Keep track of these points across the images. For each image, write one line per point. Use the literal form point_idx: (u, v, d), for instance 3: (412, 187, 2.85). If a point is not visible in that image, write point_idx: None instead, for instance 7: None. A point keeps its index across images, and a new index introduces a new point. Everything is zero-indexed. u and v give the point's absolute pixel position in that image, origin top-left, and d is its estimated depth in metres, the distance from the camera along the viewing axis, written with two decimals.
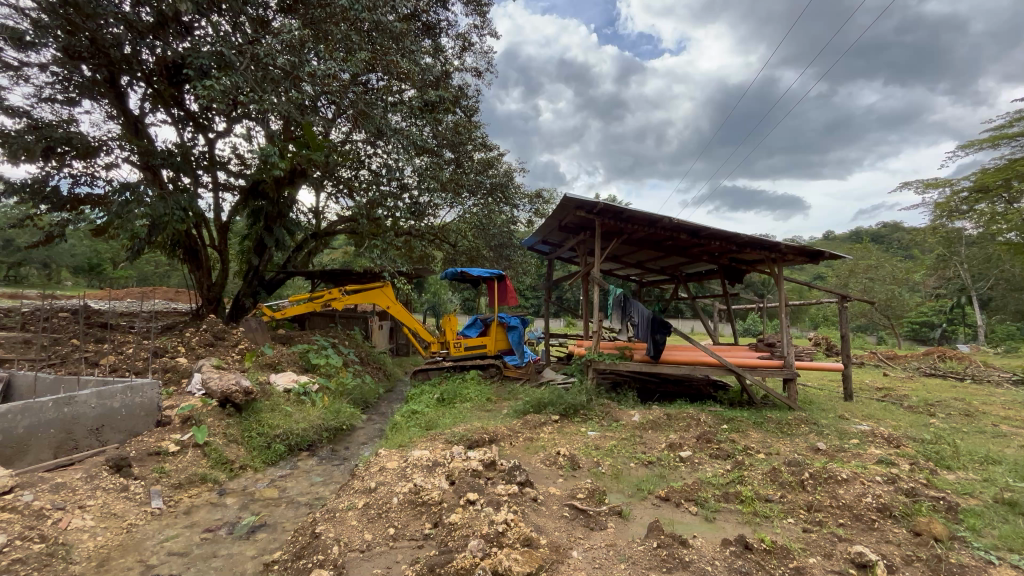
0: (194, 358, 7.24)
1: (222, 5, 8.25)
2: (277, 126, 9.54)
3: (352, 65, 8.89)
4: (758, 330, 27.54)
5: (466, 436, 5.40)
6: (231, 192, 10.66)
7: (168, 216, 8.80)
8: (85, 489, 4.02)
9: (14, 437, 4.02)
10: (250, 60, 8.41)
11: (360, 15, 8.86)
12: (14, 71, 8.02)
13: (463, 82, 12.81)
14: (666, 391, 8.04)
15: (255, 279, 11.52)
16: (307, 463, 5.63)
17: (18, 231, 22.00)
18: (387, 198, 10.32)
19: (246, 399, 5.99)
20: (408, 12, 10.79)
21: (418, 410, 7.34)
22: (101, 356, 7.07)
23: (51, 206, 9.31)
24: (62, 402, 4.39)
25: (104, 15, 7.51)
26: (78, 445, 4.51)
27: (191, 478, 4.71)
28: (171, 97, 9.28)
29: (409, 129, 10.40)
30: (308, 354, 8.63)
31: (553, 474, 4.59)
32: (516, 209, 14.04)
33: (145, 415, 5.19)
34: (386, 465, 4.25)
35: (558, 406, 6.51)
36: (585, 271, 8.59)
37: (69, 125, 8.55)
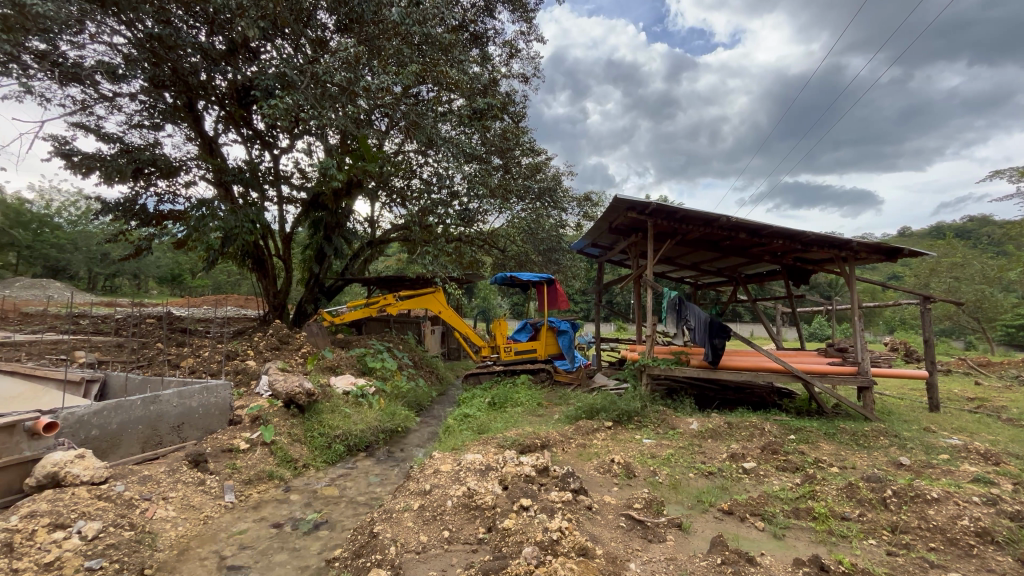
0: (262, 361, 7.69)
1: (285, 29, 8.80)
2: (334, 141, 10.03)
3: (404, 78, 9.20)
4: (825, 334, 25.74)
5: (518, 441, 5.39)
6: (294, 205, 11.29)
7: (239, 229, 9.43)
8: (167, 482, 4.35)
9: (108, 432, 4.39)
10: (311, 79, 8.88)
11: (411, 29, 9.19)
12: (109, 101, 8.92)
13: (510, 89, 12.95)
14: (726, 398, 7.65)
15: (316, 286, 12.13)
16: (364, 463, 5.82)
17: (113, 245, 24.48)
18: (438, 205, 10.56)
19: (309, 400, 6.27)
20: (457, 24, 11.06)
21: (470, 414, 7.41)
22: (181, 359, 7.66)
23: (140, 222, 10.25)
24: (148, 401, 4.76)
25: (184, 46, 8.20)
26: (162, 441, 4.88)
27: (260, 475, 4.98)
28: (241, 118, 10.00)
29: (458, 137, 10.61)
30: (365, 358, 8.94)
31: (607, 482, 4.47)
32: (565, 212, 13.96)
33: (219, 414, 5.55)
34: (440, 468, 4.30)
35: (611, 412, 6.36)
36: (638, 274, 8.36)
37: (154, 148, 9.39)
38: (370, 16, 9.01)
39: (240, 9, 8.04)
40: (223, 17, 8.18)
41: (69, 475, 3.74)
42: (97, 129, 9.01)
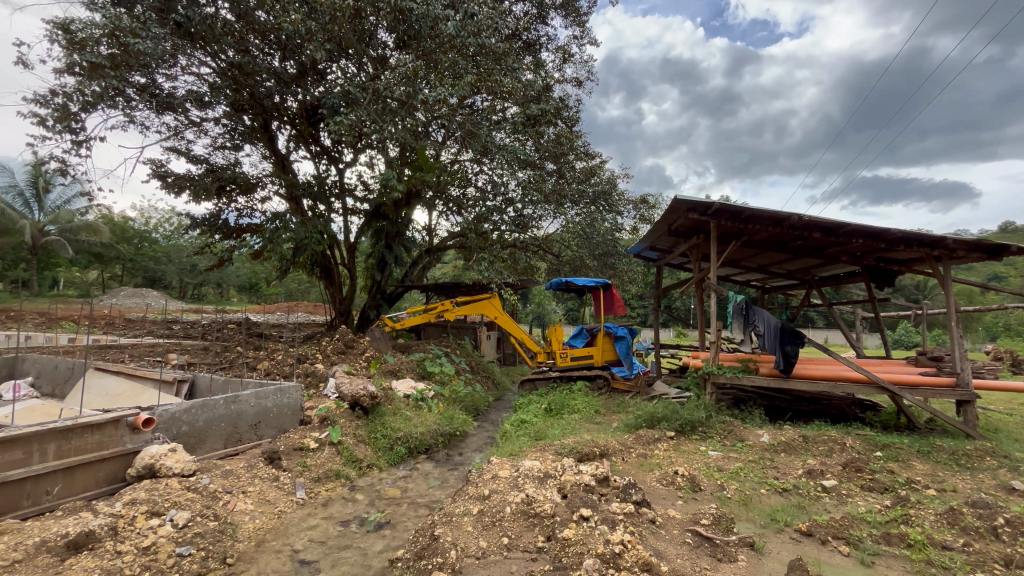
0: (329, 364, 8.09)
1: (349, 50, 9.29)
2: (394, 153, 10.43)
3: (460, 89, 9.42)
4: (913, 341, 23.41)
5: (576, 449, 5.30)
6: (357, 215, 11.84)
7: (308, 239, 10.01)
8: (246, 476, 4.66)
9: (196, 428, 4.77)
10: (372, 95, 9.30)
11: (467, 41, 9.43)
12: (196, 126, 9.81)
13: (564, 93, 12.90)
14: (800, 410, 7.10)
15: (378, 292, 12.63)
16: (424, 466, 5.97)
17: (201, 257, 26.86)
18: (494, 212, 10.69)
19: (372, 403, 6.49)
20: (510, 33, 11.20)
21: (526, 419, 7.40)
22: (258, 362, 8.21)
23: (223, 235, 11.14)
24: (229, 400, 5.12)
25: (260, 72, 8.86)
26: (242, 437, 5.24)
27: (328, 474, 5.23)
28: (310, 135, 10.64)
29: (513, 145, 10.71)
30: (424, 362, 9.18)
31: (670, 495, 4.28)
32: (621, 216, 13.68)
33: (291, 414, 5.87)
34: (498, 473, 4.29)
35: (673, 422, 6.09)
36: (700, 277, 8.00)
37: (234, 167, 10.20)
38: (427, 31, 9.30)
39: (309, 34, 8.59)
40: (294, 43, 8.77)
41: (163, 467, 4.11)
42: (187, 152, 9.92)
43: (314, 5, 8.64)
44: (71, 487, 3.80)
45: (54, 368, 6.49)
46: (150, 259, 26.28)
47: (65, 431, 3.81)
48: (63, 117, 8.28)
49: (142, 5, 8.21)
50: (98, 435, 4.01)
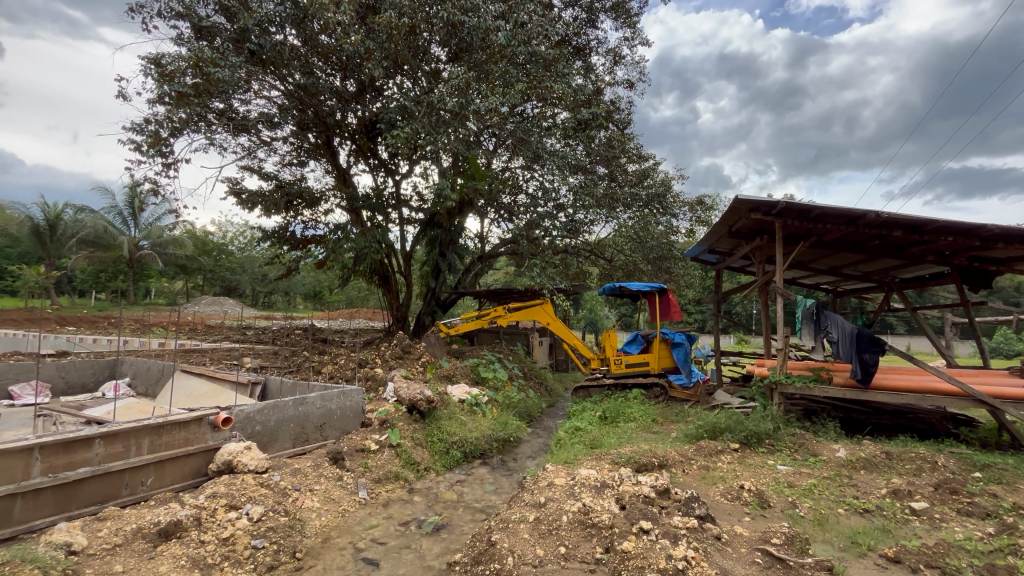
0: (388, 369, 8.37)
1: (404, 66, 9.66)
2: (448, 163, 10.70)
3: (512, 98, 9.53)
4: (1015, 351, 20.99)
5: (634, 458, 5.15)
6: (413, 224, 12.22)
7: (367, 249, 10.45)
8: (313, 475, 4.89)
9: (268, 428, 5.07)
10: (427, 108, 9.59)
11: (516, 50, 9.70)
12: (267, 146, 10.54)
13: (615, 96, 12.74)
14: (880, 423, 6.52)
15: (433, 299, 12.96)
16: (479, 471, 6.05)
17: (270, 267, 28.78)
18: (545, 218, 10.68)
19: (429, 407, 6.62)
20: (560, 39, 11.22)
21: (581, 427, 7.30)
22: (322, 366, 8.63)
23: (290, 246, 11.84)
24: (298, 402, 5.39)
25: (323, 91, 9.41)
26: (309, 438, 5.51)
27: (388, 475, 5.40)
28: (368, 150, 11.13)
29: (564, 150, 10.70)
30: (478, 368, 9.31)
31: (736, 511, 4.06)
32: (676, 218, 13.27)
33: (353, 416, 6.09)
34: (554, 481, 4.23)
35: (737, 433, 5.79)
36: (765, 280, 7.55)
37: (300, 182, 10.85)
38: (478, 43, 9.52)
39: (367, 53, 9.04)
40: (353, 62, 9.25)
41: (240, 463, 4.41)
42: (259, 169, 10.68)
43: (372, 26, 9.08)
44: (163, 479, 4.15)
45: (147, 370, 7.15)
46: (227, 270, 28.48)
47: (157, 427, 4.16)
48: (155, 142, 9.18)
49: (221, 37, 8.99)
50: (184, 432, 4.36)
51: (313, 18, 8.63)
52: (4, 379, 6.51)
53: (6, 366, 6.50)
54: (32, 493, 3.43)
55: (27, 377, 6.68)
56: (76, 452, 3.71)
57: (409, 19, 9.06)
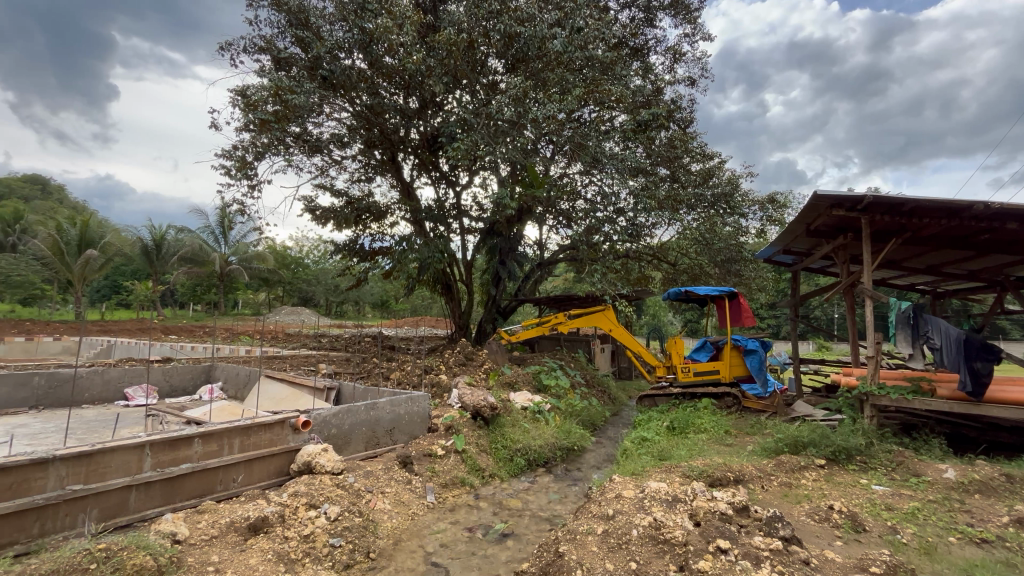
0: (452, 375, 8.56)
1: (463, 80, 9.91)
2: (506, 172, 10.83)
3: (569, 103, 9.50)
4: None
5: (706, 472, 4.89)
6: (473, 233, 12.46)
7: (431, 259, 10.79)
8: (384, 477, 5.06)
9: (343, 430, 5.32)
10: (485, 119, 9.74)
11: (573, 55, 9.70)
12: (338, 164, 11.20)
13: (676, 95, 12.34)
14: (997, 441, 5.74)
15: (494, 306, 13.09)
16: (543, 479, 6.02)
17: (341, 278, 30.47)
18: (605, 222, 10.51)
19: (492, 413, 6.67)
20: (617, 40, 11.05)
21: (648, 437, 7.05)
22: (390, 372, 8.97)
23: (360, 258, 12.45)
24: (369, 407, 5.62)
25: (388, 110, 9.88)
26: (380, 441, 5.72)
27: (454, 480, 5.50)
28: (431, 163, 11.50)
29: (624, 153, 10.49)
30: (540, 375, 9.28)
31: (826, 534, 3.73)
32: (745, 218, 12.58)
33: (420, 421, 6.25)
34: (622, 493, 4.09)
35: (823, 448, 5.33)
36: (850, 282, 6.93)
37: (368, 197, 11.41)
38: (534, 52, 9.62)
39: (428, 71, 9.39)
40: (416, 80, 9.63)
41: (318, 464, 4.66)
42: (331, 186, 11.36)
43: (432, 43, 9.45)
44: (251, 476, 4.49)
45: (237, 375, 7.79)
46: (303, 281, 30.50)
47: (246, 428, 4.48)
48: (242, 166, 10.04)
49: (297, 67, 9.72)
50: (270, 433, 4.67)
51: (378, 41, 9.12)
52: (121, 382, 7.34)
53: (122, 370, 7.33)
54: (144, 486, 3.82)
55: (138, 380, 7.49)
56: (180, 450, 4.08)
57: (467, 34, 9.34)
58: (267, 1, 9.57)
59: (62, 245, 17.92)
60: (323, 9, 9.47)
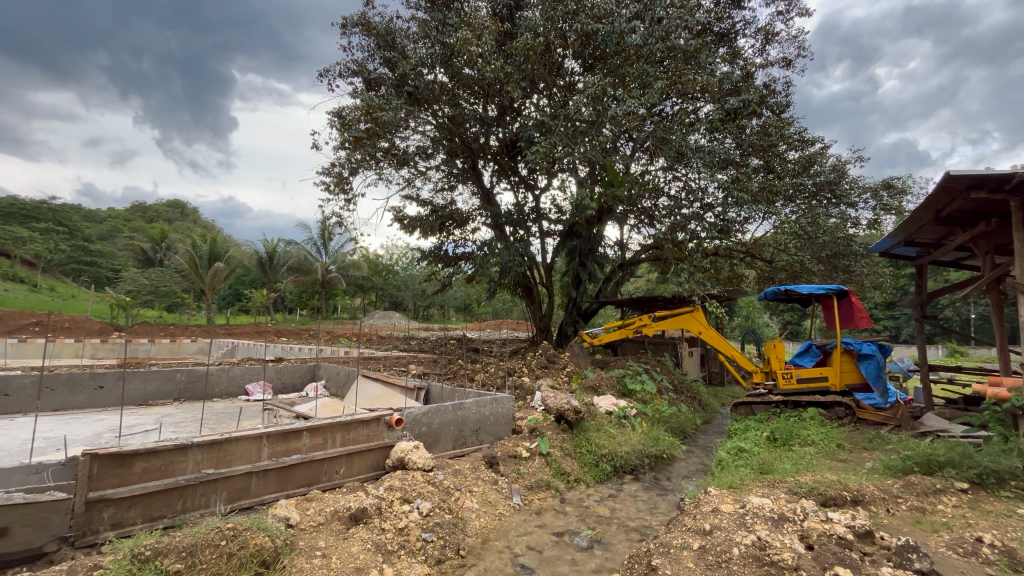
0: (534, 378, 8.57)
1: (540, 84, 9.97)
2: (585, 173, 10.69)
3: (650, 97, 9.15)
4: None
5: (817, 489, 4.41)
6: (553, 236, 12.46)
7: (511, 262, 10.95)
8: (471, 477, 5.16)
9: (432, 429, 5.53)
10: (564, 121, 9.68)
11: (653, 48, 9.40)
12: (423, 174, 11.77)
13: (769, 78, 11.41)
14: None
15: (574, 308, 12.93)
16: (631, 487, 5.82)
17: (428, 283, 31.94)
18: (692, 219, 9.97)
19: (576, 417, 6.57)
20: (701, 27, 10.48)
21: (745, 448, 6.54)
22: (474, 373, 9.20)
23: (444, 264, 12.95)
24: (456, 407, 5.77)
25: (469, 120, 10.19)
26: (467, 441, 5.87)
27: (540, 483, 5.49)
28: (510, 168, 11.69)
29: (711, 145, 9.86)
30: (624, 379, 9.00)
31: (973, 571, 3.19)
32: (855, 208, 11.28)
33: (505, 423, 6.31)
34: (719, 507, 3.81)
35: (965, 470, 4.59)
36: (996, 276, 5.90)
37: (451, 205, 11.85)
38: (612, 48, 9.48)
39: (507, 78, 9.52)
40: (494, 88, 9.80)
41: (410, 460, 4.88)
42: (417, 196, 11.96)
43: (510, 50, 9.58)
44: (352, 469, 4.84)
45: (338, 374, 8.45)
46: (394, 287, 32.44)
47: (347, 424, 4.82)
48: (339, 182, 10.92)
49: (385, 85, 10.34)
50: (367, 429, 4.98)
51: (458, 54, 9.45)
52: (243, 379, 8.27)
53: (244, 368, 8.25)
54: (262, 473, 4.25)
55: (256, 377, 8.38)
56: (291, 441, 4.47)
57: (544, 38, 9.37)
58: (358, 28, 10.31)
59: (197, 259, 20.64)
60: (408, 29, 10.06)
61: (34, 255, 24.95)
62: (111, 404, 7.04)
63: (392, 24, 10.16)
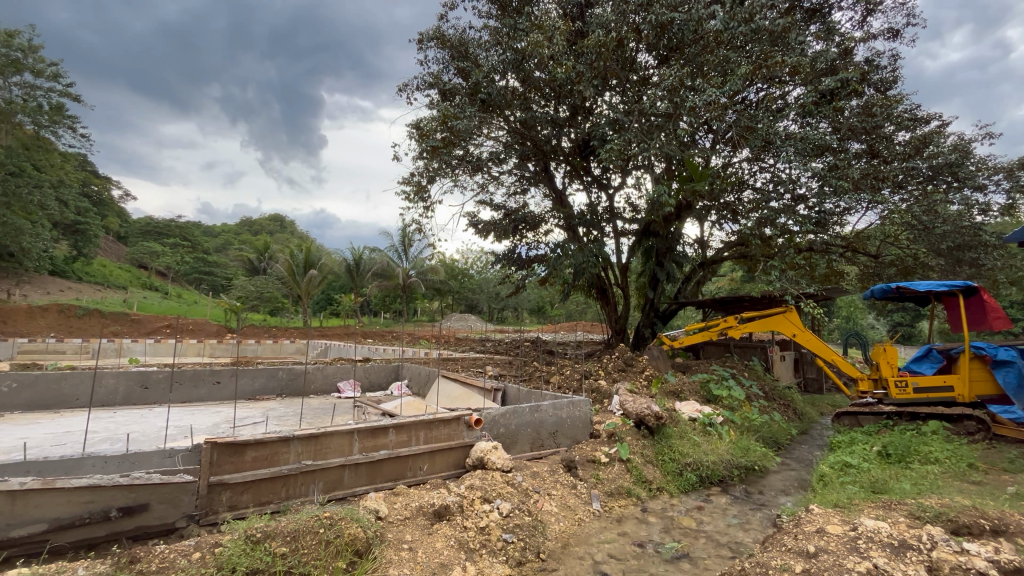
0: (612, 381, 8.36)
1: (613, 81, 9.75)
2: (661, 169, 10.29)
3: (733, 85, 8.59)
4: None
5: (945, 514, 3.87)
6: (628, 236, 12.14)
7: (586, 263, 10.80)
8: (550, 480, 5.13)
9: (510, 430, 5.58)
10: (638, 116, 9.37)
11: (735, 32, 8.83)
12: (496, 179, 11.98)
13: (871, 53, 10.28)
14: None
15: (652, 310, 12.42)
16: (719, 500, 5.48)
17: (502, 286, 32.48)
18: (782, 213, 9.21)
19: (658, 423, 6.29)
20: (790, 4, 9.68)
21: (853, 463, 5.90)
22: (550, 375, 9.17)
23: (517, 267, 13.05)
24: (533, 409, 5.77)
25: (541, 123, 10.21)
26: (544, 444, 5.86)
27: (620, 490, 5.33)
28: (582, 169, 11.57)
29: (803, 131, 9.05)
30: (708, 384, 8.50)
31: None
32: (984, 191, 9.79)
33: (582, 426, 6.21)
34: (825, 528, 3.46)
35: None
36: None
37: (524, 208, 11.95)
38: (690, 37, 9.07)
39: (579, 77, 9.42)
40: (566, 89, 9.75)
41: (489, 460, 4.96)
42: (491, 200, 12.18)
43: (581, 49, 9.47)
44: (436, 466, 5.01)
45: (419, 374, 8.83)
46: (469, 290, 33.34)
47: (429, 423, 5.00)
48: (418, 191, 11.42)
49: (459, 94, 10.64)
50: (448, 428, 5.13)
51: (529, 57, 9.49)
52: (335, 377, 8.89)
53: (336, 367, 8.87)
54: (354, 466, 4.52)
55: (347, 376, 8.97)
56: (379, 437, 4.71)
57: (616, 33, 9.17)
58: (434, 42, 10.73)
59: (294, 267, 22.64)
60: (480, 38, 10.32)
61: (166, 266, 28.76)
62: (226, 398, 7.87)
63: (465, 35, 10.47)
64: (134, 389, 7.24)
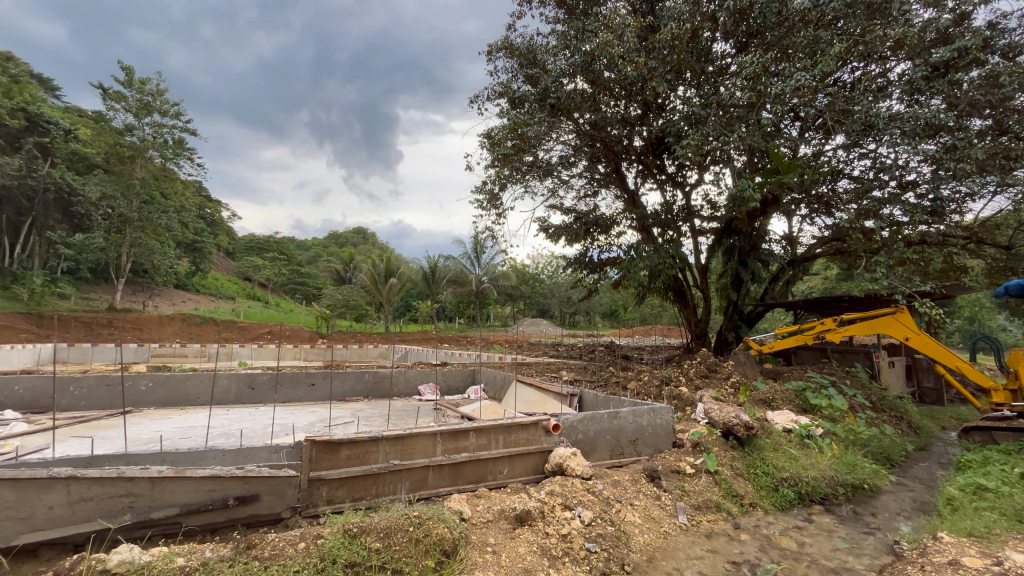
0: (695, 388, 7.93)
1: (687, 74, 9.35)
2: (742, 163, 9.68)
3: (825, 66, 7.89)
4: None
5: None
6: (707, 235, 11.54)
7: (661, 265, 10.40)
8: (632, 489, 4.96)
9: (589, 436, 5.49)
10: (716, 109, 8.86)
11: (826, 8, 8.10)
12: (566, 184, 11.92)
13: (997, 15, 8.97)
14: None
15: (736, 312, 11.64)
16: (822, 520, 5.00)
17: (573, 291, 32.17)
18: (887, 202, 8.27)
19: (748, 433, 5.88)
20: None
21: (988, 487, 5.12)
22: (627, 381, 8.90)
23: (589, 270, 12.82)
24: (612, 415, 5.63)
25: (611, 123, 10.02)
26: (624, 452, 5.68)
27: (708, 504, 5.05)
28: (656, 167, 11.20)
29: (912, 110, 8.08)
30: (804, 393, 7.81)
31: None
32: None
33: (665, 435, 5.95)
34: (960, 560, 3.03)
35: None
36: None
37: (594, 210, 11.77)
38: (772, 20, 8.49)
39: (651, 73, 9.12)
40: (637, 86, 9.47)
41: (569, 467, 4.91)
42: (561, 204, 12.12)
43: (653, 45, 9.17)
44: (515, 471, 5.05)
45: (495, 379, 8.97)
46: (541, 295, 33.40)
47: (508, 427, 5.05)
48: (490, 199, 11.65)
49: (528, 101, 10.72)
50: (526, 433, 5.16)
51: (598, 58, 9.37)
52: (416, 380, 9.28)
53: (416, 371, 9.25)
54: (437, 467, 4.68)
55: (427, 380, 9.33)
56: (460, 440, 4.83)
57: (690, 24, 8.79)
58: (502, 52, 10.93)
59: (377, 277, 23.96)
60: (547, 44, 10.36)
61: (266, 278, 31.74)
62: (320, 398, 8.50)
63: (533, 42, 10.56)
64: (243, 389, 8.04)
